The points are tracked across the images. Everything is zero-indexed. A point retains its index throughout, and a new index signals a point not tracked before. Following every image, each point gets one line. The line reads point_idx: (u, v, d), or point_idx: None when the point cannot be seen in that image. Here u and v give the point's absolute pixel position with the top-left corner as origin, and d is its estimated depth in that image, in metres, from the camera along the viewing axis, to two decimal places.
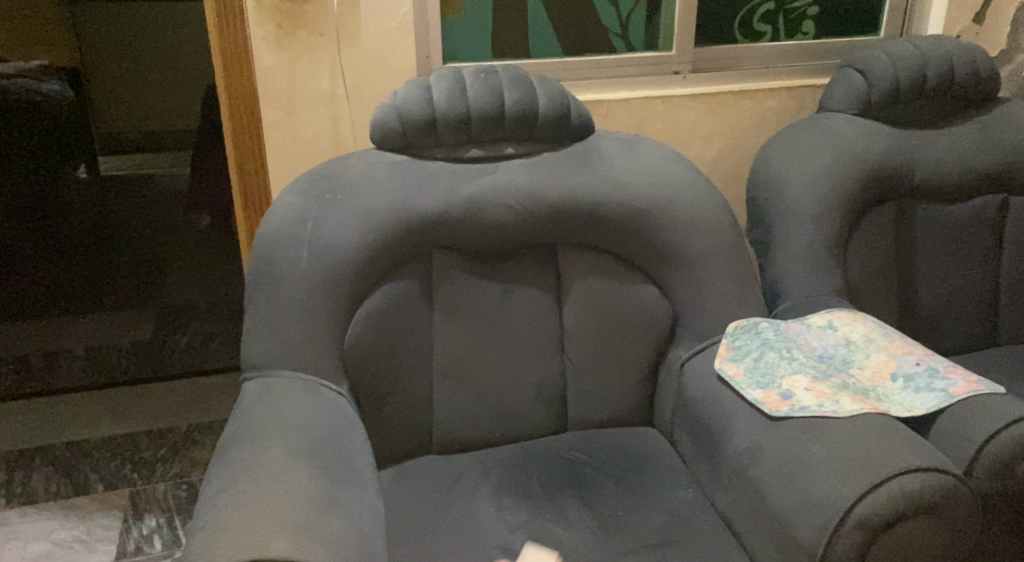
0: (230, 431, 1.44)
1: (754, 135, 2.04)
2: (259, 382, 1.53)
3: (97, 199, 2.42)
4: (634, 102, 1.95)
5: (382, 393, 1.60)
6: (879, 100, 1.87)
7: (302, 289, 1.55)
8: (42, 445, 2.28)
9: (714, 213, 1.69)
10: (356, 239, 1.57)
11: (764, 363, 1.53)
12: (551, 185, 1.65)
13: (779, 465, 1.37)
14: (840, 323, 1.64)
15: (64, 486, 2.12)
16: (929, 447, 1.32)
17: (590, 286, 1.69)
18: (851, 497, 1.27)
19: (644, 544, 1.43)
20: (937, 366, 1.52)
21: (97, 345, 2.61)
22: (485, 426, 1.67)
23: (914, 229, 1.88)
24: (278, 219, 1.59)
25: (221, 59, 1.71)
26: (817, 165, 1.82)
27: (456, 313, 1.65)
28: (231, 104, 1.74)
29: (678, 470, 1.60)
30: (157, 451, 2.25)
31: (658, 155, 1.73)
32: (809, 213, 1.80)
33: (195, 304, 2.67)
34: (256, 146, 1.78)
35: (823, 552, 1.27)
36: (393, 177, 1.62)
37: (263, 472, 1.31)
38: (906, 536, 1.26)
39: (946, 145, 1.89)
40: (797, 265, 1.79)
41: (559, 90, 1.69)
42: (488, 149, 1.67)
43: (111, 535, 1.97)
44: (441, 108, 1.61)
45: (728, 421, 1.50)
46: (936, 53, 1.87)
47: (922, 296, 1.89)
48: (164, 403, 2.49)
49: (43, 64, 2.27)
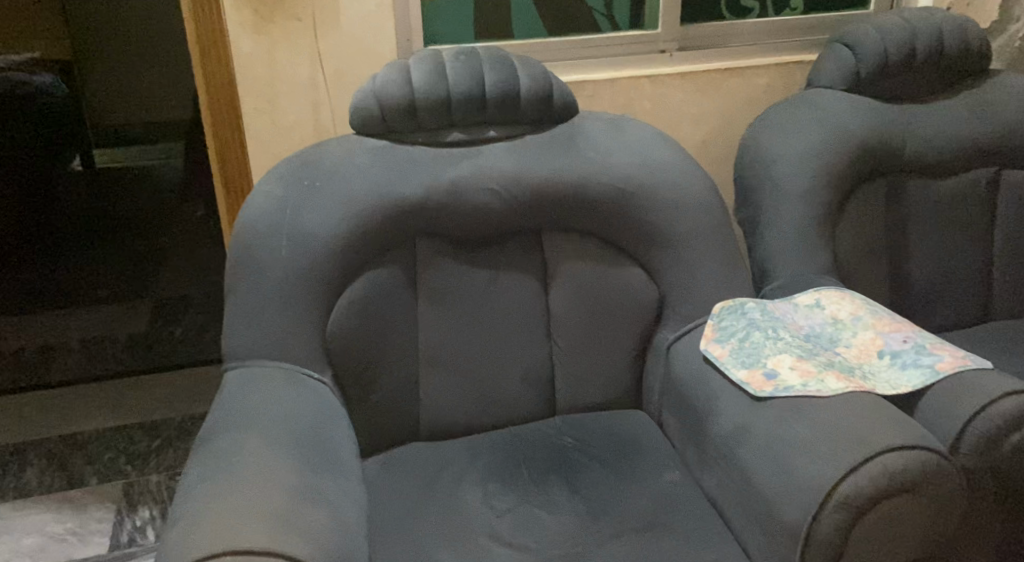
0: (211, 421, 1.43)
1: (744, 113, 2.02)
2: (241, 372, 1.53)
3: (90, 193, 2.45)
4: (620, 82, 1.92)
5: (367, 381, 1.59)
6: (868, 75, 1.84)
7: (284, 278, 1.54)
8: (36, 439, 2.28)
9: (700, 193, 1.67)
10: (337, 226, 1.55)
11: (749, 344, 1.52)
12: (534, 167, 1.63)
13: (764, 446, 1.36)
14: (827, 302, 1.64)
15: (58, 480, 2.13)
16: (913, 425, 1.31)
17: (576, 270, 1.67)
18: (834, 476, 1.26)
19: (630, 527, 1.42)
20: (924, 342, 1.51)
21: (94, 338, 2.60)
22: (472, 412, 1.66)
23: (905, 205, 1.86)
24: (259, 207, 1.58)
25: (197, 45, 1.69)
26: (806, 142, 1.80)
27: (441, 299, 1.64)
28: (209, 92, 1.72)
29: (666, 453, 1.59)
30: (151, 443, 2.25)
31: (642, 135, 1.71)
32: (797, 191, 1.78)
33: (190, 295, 2.66)
34: (236, 134, 1.77)
35: (806, 532, 1.26)
36: (374, 162, 1.60)
37: (243, 462, 1.31)
38: (891, 515, 1.25)
39: (936, 120, 1.86)
40: (785, 244, 1.77)
41: (541, 70, 1.67)
42: (470, 132, 1.65)
43: (104, 528, 1.98)
44: (421, 91, 1.59)
45: (714, 403, 1.48)
46: (926, 24, 1.84)
47: (914, 273, 1.87)
48: (159, 395, 2.47)
49: (34, 57, 2.28)
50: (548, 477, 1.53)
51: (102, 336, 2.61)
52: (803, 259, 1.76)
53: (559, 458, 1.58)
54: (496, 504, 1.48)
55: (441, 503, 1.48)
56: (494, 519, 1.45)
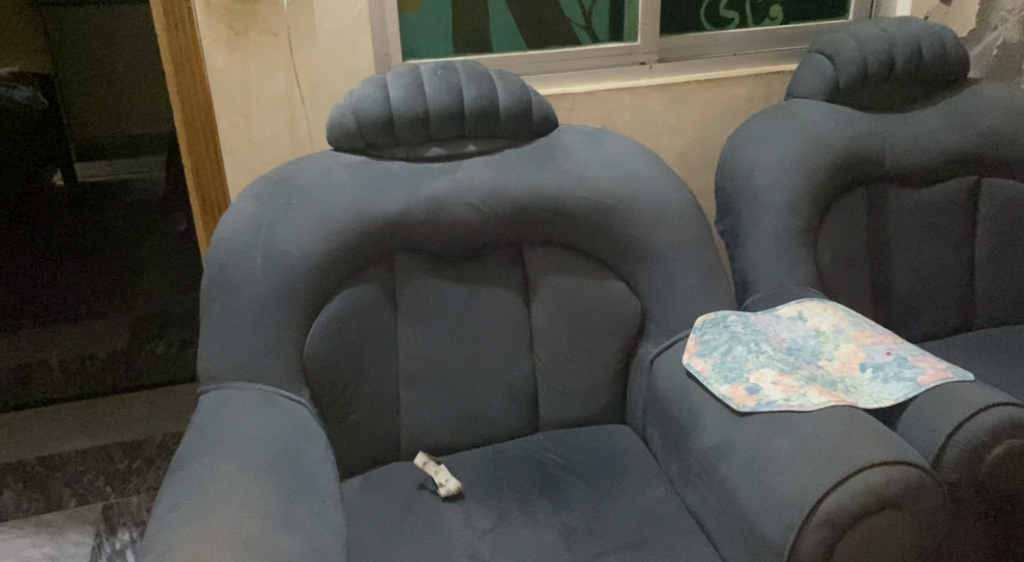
0: (186, 445, 1.41)
1: (724, 124, 2.02)
2: (217, 394, 1.52)
3: (73, 209, 2.44)
4: (599, 95, 1.91)
5: (346, 399, 1.58)
6: (847, 85, 1.84)
7: (261, 298, 1.52)
8: (13, 461, 2.25)
9: (680, 206, 1.66)
10: (314, 244, 1.54)
11: (731, 358, 1.51)
12: (513, 182, 1.62)
13: (746, 463, 1.35)
14: (809, 314, 1.63)
15: (36, 503, 2.11)
16: (894, 439, 1.30)
17: (557, 285, 1.66)
18: (815, 493, 1.25)
19: (613, 545, 1.41)
20: (906, 355, 1.51)
21: (72, 355, 2.56)
22: (454, 429, 1.65)
23: (886, 215, 1.85)
24: (234, 225, 1.56)
25: (172, 64, 1.67)
26: (785, 153, 1.79)
27: (420, 316, 1.62)
28: (184, 109, 1.70)
29: (649, 469, 1.58)
30: (131, 463, 2.22)
31: (622, 147, 1.70)
32: (778, 202, 1.77)
33: (172, 310, 2.62)
34: (212, 151, 1.75)
35: (789, 550, 1.25)
36: (352, 179, 1.59)
37: (217, 489, 1.29)
38: (873, 531, 1.24)
39: (916, 129, 1.86)
40: (767, 256, 1.76)
41: (519, 83, 1.66)
42: (448, 147, 1.64)
43: (82, 552, 1.95)
44: (398, 107, 1.58)
45: (696, 419, 1.47)
46: (904, 34, 1.84)
47: (896, 283, 1.86)
48: (139, 414, 2.44)
49: (14, 71, 2.29)
50: (530, 496, 1.52)
51: (81, 354, 2.57)
52: (785, 270, 1.75)
53: (541, 475, 1.57)
54: (477, 524, 1.46)
55: (422, 523, 1.46)
56: (475, 540, 1.43)
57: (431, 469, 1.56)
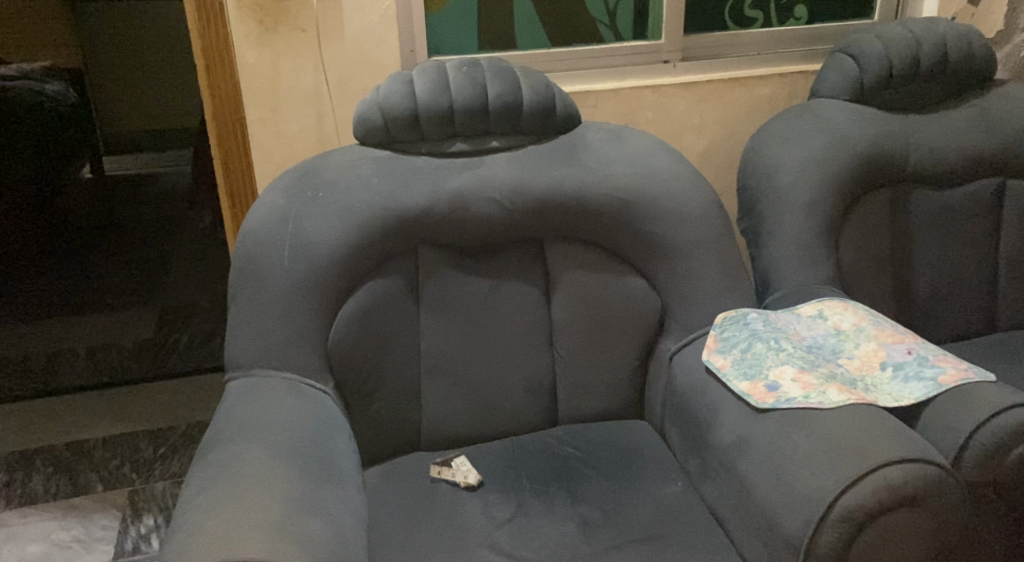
0: (212, 431, 1.44)
1: (747, 123, 2.02)
2: (243, 381, 1.54)
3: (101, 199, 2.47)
4: (622, 92, 1.92)
5: (369, 389, 1.60)
6: (872, 86, 1.84)
7: (286, 289, 1.55)
8: (42, 447, 2.29)
9: (702, 204, 1.67)
10: (339, 236, 1.56)
11: (751, 354, 1.52)
12: (536, 178, 1.64)
13: (764, 458, 1.36)
14: (830, 313, 1.63)
15: (64, 487, 2.14)
16: (915, 437, 1.31)
17: (578, 281, 1.67)
18: (834, 489, 1.25)
19: (631, 538, 1.42)
20: (927, 354, 1.51)
21: (98, 347, 2.64)
22: (474, 422, 1.66)
23: (909, 215, 1.85)
24: (261, 217, 1.59)
25: (203, 59, 1.70)
26: (809, 152, 1.80)
27: (443, 308, 1.64)
28: (214, 103, 1.73)
29: (668, 464, 1.59)
30: (156, 451, 2.26)
31: (644, 145, 1.71)
32: (800, 202, 1.77)
33: (198, 302, 2.69)
34: (241, 144, 1.78)
35: (807, 545, 1.26)
36: (377, 173, 1.61)
37: (242, 473, 1.31)
38: (892, 528, 1.24)
39: (941, 130, 1.85)
40: (788, 255, 1.77)
41: (544, 81, 1.67)
42: (472, 143, 1.66)
43: (109, 536, 1.99)
44: (424, 102, 1.60)
45: (715, 415, 1.48)
46: (931, 35, 1.84)
47: (918, 284, 1.86)
48: (165, 403, 2.48)
49: (45, 66, 2.30)
50: (549, 488, 1.53)
51: (107, 343, 2.65)
52: (806, 269, 1.76)
53: (561, 468, 1.58)
54: (496, 514, 1.48)
55: (442, 513, 1.48)
56: (494, 529, 1.45)
57: (449, 468, 1.57)
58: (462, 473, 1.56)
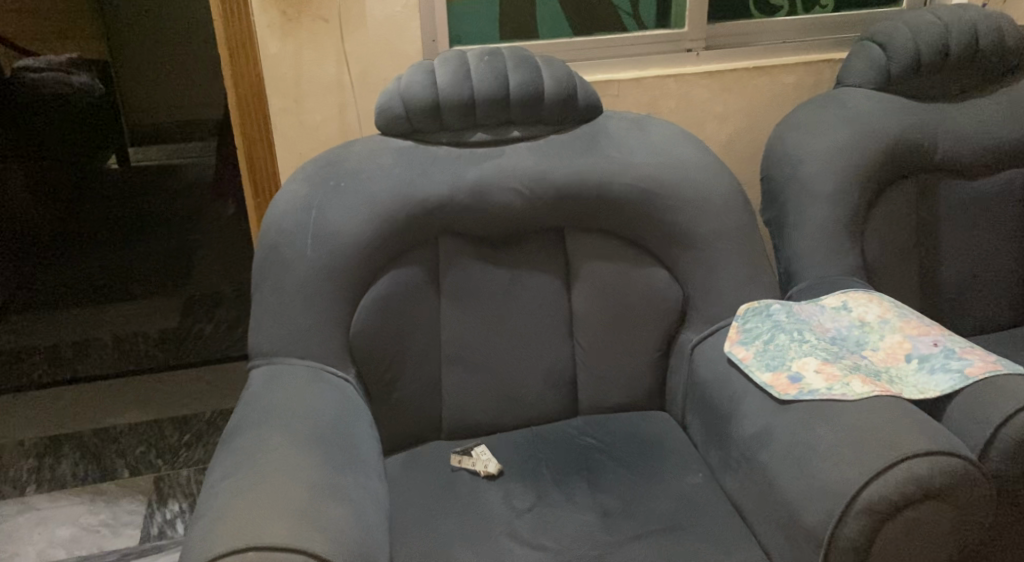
0: (236, 418, 1.45)
1: (770, 113, 2.00)
2: (266, 369, 1.55)
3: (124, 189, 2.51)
4: (645, 82, 1.91)
5: (390, 379, 1.61)
6: (899, 74, 1.81)
7: (309, 278, 1.56)
8: (70, 432, 2.32)
9: (725, 193, 1.66)
10: (361, 226, 1.56)
11: (774, 346, 1.51)
12: (558, 167, 1.63)
13: (787, 450, 1.35)
14: (854, 304, 1.62)
15: (91, 472, 2.17)
16: (941, 430, 1.29)
17: (600, 271, 1.67)
18: (858, 481, 1.24)
19: (652, 528, 1.42)
20: (953, 346, 1.49)
21: (125, 334, 2.65)
22: (495, 411, 1.67)
23: (936, 206, 1.83)
24: (284, 206, 1.60)
25: (227, 50, 1.71)
26: (835, 141, 1.77)
27: (464, 298, 1.64)
28: (237, 93, 1.74)
29: (689, 454, 1.58)
30: (181, 438, 2.28)
31: (667, 134, 1.70)
32: (825, 191, 1.75)
33: (221, 292, 2.73)
34: (264, 135, 1.79)
35: (829, 537, 1.25)
36: (399, 163, 1.61)
37: (266, 459, 1.32)
38: (915, 520, 1.24)
39: (969, 119, 1.83)
40: (812, 245, 1.75)
41: (566, 70, 1.66)
42: (493, 132, 1.65)
43: (135, 520, 2.01)
44: (445, 92, 1.59)
45: (737, 406, 1.47)
46: (960, 22, 1.81)
47: (945, 275, 1.84)
48: (190, 390, 2.50)
49: (72, 57, 2.39)
50: (570, 477, 1.53)
51: (133, 331, 2.65)
52: (830, 260, 1.74)
53: (582, 458, 1.58)
54: (516, 503, 1.48)
55: (463, 501, 1.48)
56: (515, 518, 1.45)
57: (469, 457, 1.57)
58: (482, 462, 1.55)
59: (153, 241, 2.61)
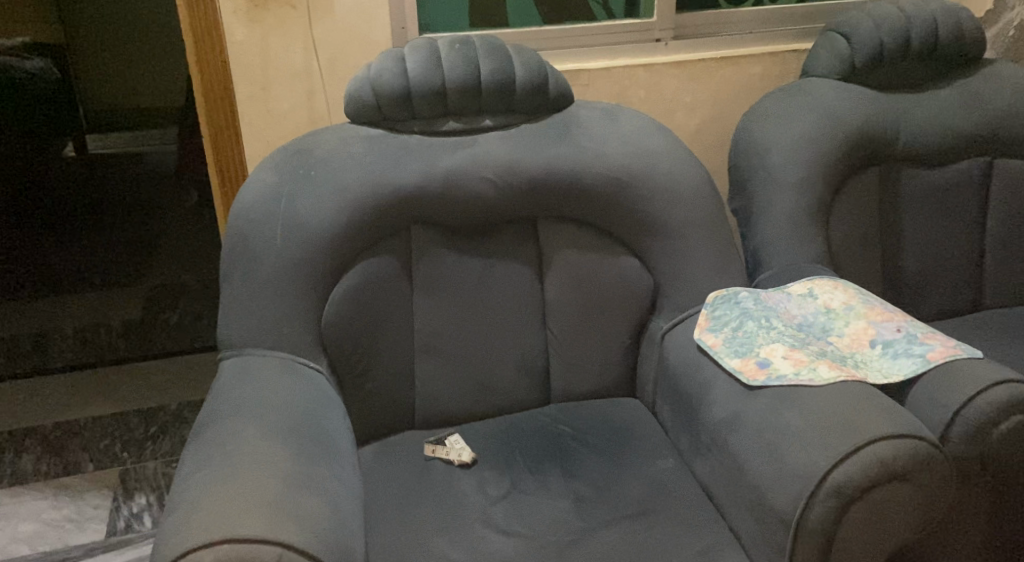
0: (208, 409, 1.44)
1: (738, 102, 2.02)
2: (237, 360, 1.54)
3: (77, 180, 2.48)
4: (614, 71, 1.92)
5: (362, 369, 1.60)
6: (863, 65, 1.84)
7: (279, 267, 1.55)
8: (30, 426, 2.28)
9: (695, 183, 1.68)
10: (332, 216, 1.55)
11: (742, 333, 1.53)
12: (529, 156, 1.64)
13: (756, 434, 1.37)
14: (820, 291, 1.65)
15: (54, 466, 2.14)
16: (906, 414, 1.33)
17: (571, 260, 1.68)
18: (825, 464, 1.27)
19: (624, 514, 1.44)
20: (916, 332, 1.53)
21: (87, 326, 2.63)
22: (467, 400, 1.67)
23: (897, 195, 1.87)
24: (253, 196, 1.58)
25: (191, 35, 1.69)
26: (801, 131, 1.80)
27: (435, 287, 1.64)
28: (203, 80, 1.72)
29: (660, 441, 1.60)
30: (147, 430, 2.26)
31: (637, 124, 1.72)
32: (792, 180, 1.78)
33: (185, 283, 2.70)
34: (231, 123, 1.77)
35: (797, 520, 1.28)
36: (369, 151, 1.60)
37: (239, 450, 1.31)
38: (880, 502, 1.27)
39: (930, 109, 1.87)
40: (779, 234, 1.78)
41: (537, 58, 1.66)
42: (465, 121, 1.65)
43: (101, 515, 1.99)
44: (415, 80, 1.59)
45: (706, 393, 1.50)
46: (921, 13, 1.84)
47: (907, 261, 1.88)
48: (153, 383, 2.48)
49: (26, 41, 2.36)
50: (543, 465, 1.55)
51: (97, 323, 2.64)
52: (796, 248, 1.77)
53: (554, 445, 1.59)
54: (490, 491, 1.49)
55: (437, 489, 1.49)
56: (488, 506, 1.46)
57: (442, 446, 1.58)
58: (456, 451, 1.57)
59: (113, 235, 2.58)
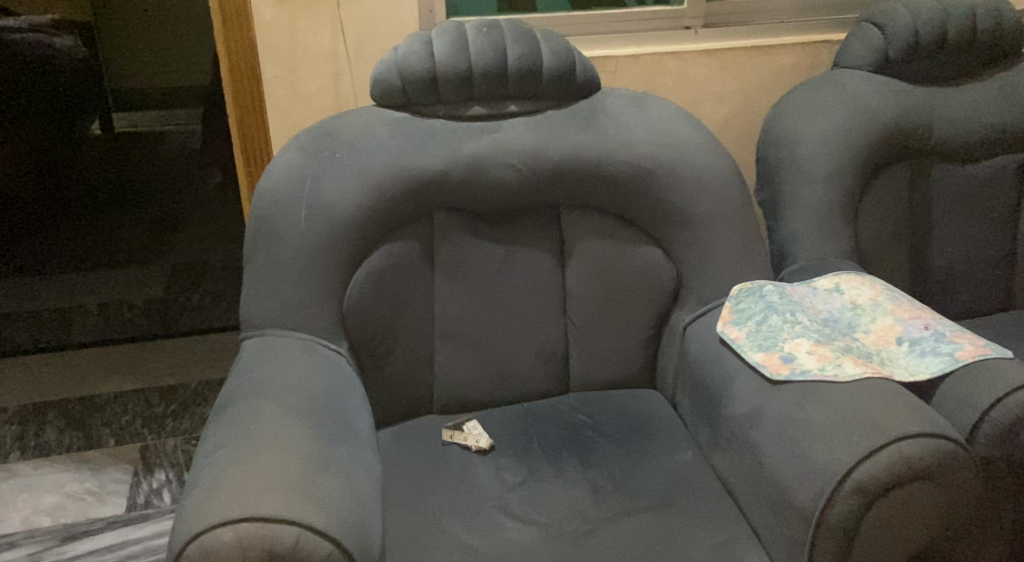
0: (229, 388, 1.45)
1: (768, 92, 1.99)
2: (258, 340, 1.55)
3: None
4: (643, 59, 1.90)
5: (382, 352, 1.60)
6: (897, 57, 1.81)
7: (302, 249, 1.54)
8: (54, 400, 2.30)
9: (721, 174, 1.65)
10: (356, 198, 1.55)
11: (767, 327, 1.51)
12: (555, 143, 1.62)
13: (778, 430, 1.36)
14: (846, 286, 1.62)
15: (76, 439, 2.16)
16: (933, 413, 1.31)
17: (594, 249, 1.66)
18: (849, 461, 1.25)
19: (642, 505, 1.43)
20: (944, 330, 1.51)
21: (110, 301, 2.61)
22: (486, 386, 1.67)
23: (928, 190, 1.84)
24: (277, 177, 1.58)
25: (219, 13, 1.69)
26: (832, 123, 1.77)
27: (458, 272, 1.64)
28: (229, 59, 1.72)
29: (680, 433, 1.59)
30: (168, 407, 2.27)
31: (665, 112, 1.70)
32: (821, 173, 1.76)
33: (207, 261, 2.76)
34: (257, 105, 1.77)
35: (818, 517, 1.26)
36: (395, 135, 1.59)
37: (259, 429, 1.32)
38: (903, 501, 1.25)
39: (965, 104, 1.84)
40: (806, 227, 1.75)
41: (564, 44, 1.65)
42: (490, 107, 1.64)
43: (121, 489, 2.00)
44: (442, 64, 1.58)
45: (728, 386, 1.48)
46: (960, 6, 1.81)
47: (936, 259, 1.85)
48: (175, 359, 2.49)
49: None
50: (561, 453, 1.54)
51: (119, 299, 2.62)
52: (823, 243, 1.74)
53: (573, 434, 1.58)
54: (507, 477, 1.49)
55: (455, 474, 1.49)
56: (506, 493, 1.46)
57: (460, 432, 1.58)
58: (474, 437, 1.56)
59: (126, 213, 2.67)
